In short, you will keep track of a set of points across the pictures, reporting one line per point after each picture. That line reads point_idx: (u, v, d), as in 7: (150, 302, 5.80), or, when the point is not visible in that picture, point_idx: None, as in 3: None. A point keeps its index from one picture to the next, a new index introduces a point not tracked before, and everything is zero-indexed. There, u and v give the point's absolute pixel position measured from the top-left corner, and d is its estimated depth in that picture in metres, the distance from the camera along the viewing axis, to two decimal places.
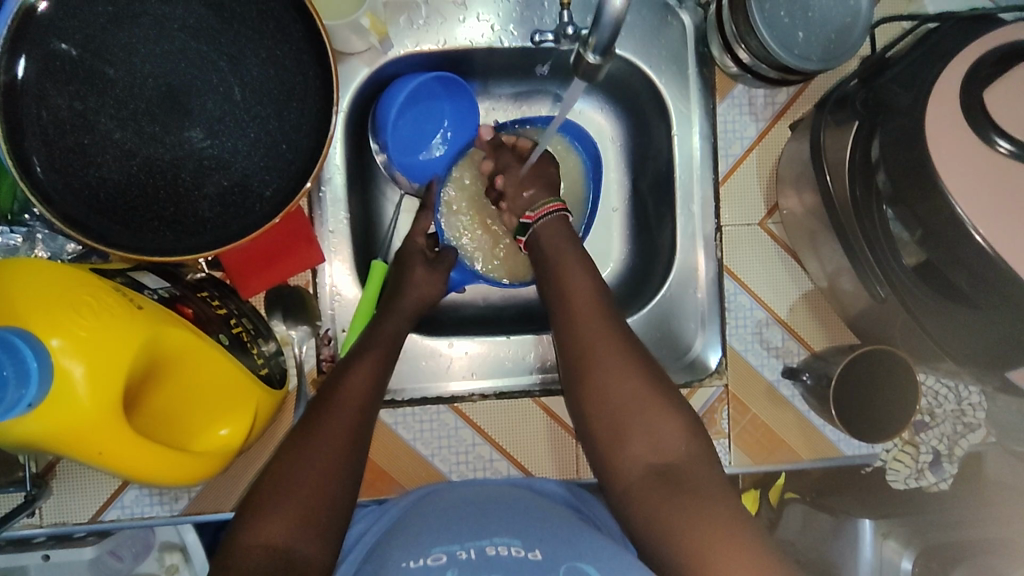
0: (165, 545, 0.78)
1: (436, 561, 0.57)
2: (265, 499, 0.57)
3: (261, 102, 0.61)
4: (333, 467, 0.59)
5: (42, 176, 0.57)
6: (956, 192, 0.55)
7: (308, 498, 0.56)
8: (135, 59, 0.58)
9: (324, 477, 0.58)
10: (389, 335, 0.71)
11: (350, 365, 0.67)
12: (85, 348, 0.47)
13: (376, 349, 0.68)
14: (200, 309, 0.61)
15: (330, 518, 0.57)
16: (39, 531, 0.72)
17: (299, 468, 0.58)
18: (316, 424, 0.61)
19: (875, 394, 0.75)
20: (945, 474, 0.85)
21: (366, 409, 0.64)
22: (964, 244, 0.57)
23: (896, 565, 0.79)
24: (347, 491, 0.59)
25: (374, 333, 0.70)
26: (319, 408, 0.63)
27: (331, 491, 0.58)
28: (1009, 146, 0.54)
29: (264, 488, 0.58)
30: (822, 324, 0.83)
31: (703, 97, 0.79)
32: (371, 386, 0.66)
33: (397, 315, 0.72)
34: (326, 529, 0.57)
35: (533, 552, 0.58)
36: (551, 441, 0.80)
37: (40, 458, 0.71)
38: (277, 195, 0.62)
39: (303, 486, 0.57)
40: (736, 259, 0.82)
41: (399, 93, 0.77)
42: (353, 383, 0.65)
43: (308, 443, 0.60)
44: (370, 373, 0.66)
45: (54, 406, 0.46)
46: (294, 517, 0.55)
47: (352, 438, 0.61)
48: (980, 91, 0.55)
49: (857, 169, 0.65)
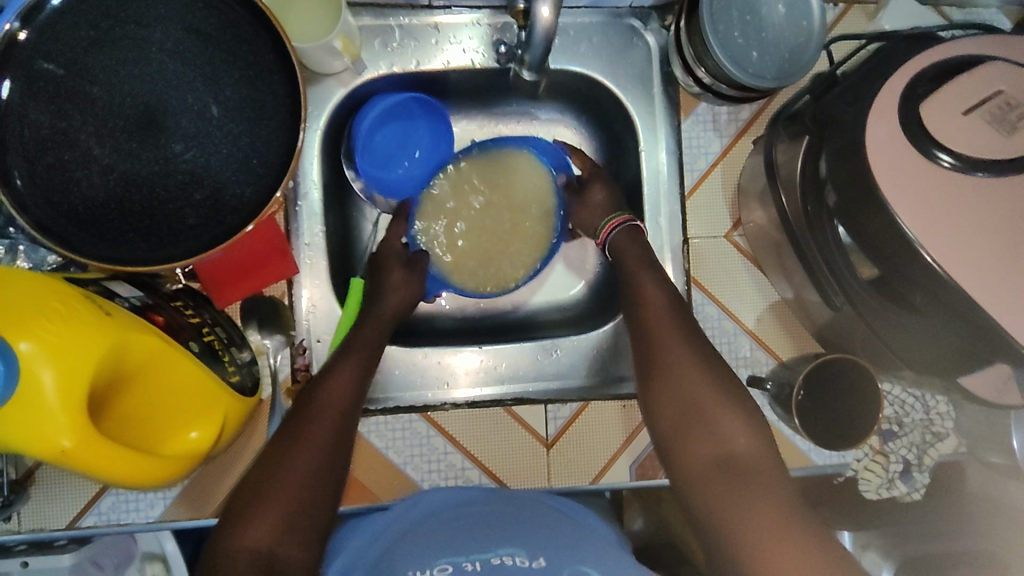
0: (147, 555, 0.76)
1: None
2: (250, 501, 0.57)
3: (234, 120, 0.64)
4: (319, 468, 0.60)
5: (23, 189, 0.60)
6: (896, 203, 0.57)
7: (292, 498, 0.57)
8: (115, 79, 0.61)
9: (308, 478, 0.59)
10: (371, 342, 0.72)
11: (331, 370, 0.68)
12: (52, 350, 0.49)
13: (358, 354, 0.70)
14: (172, 317, 0.63)
15: (315, 520, 0.59)
16: (18, 538, 0.74)
17: (284, 470, 0.59)
18: (301, 426, 0.63)
19: (854, 406, 0.74)
20: (917, 484, 0.85)
21: (348, 414, 0.66)
22: (907, 252, 0.58)
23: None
24: (329, 492, 0.60)
25: (356, 339, 0.72)
26: (303, 410, 0.64)
27: (315, 491, 0.59)
28: (950, 160, 0.56)
29: (248, 489, 0.59)
30: (788, 334, 0.84)
31: (667, 113, 0.83)
32: (353, 392, 0.67)
33: (375, 323, 0.74)
34: (307, 531, 0.58)
35: (538, 560, 0.62)
36: (522, 449, 0.81)
37: (19, 465, 0.73)
38: (245, 208, 0.64)
39: (287, 487, 0.58)
40: (703, 271, 0.84)
41: (366, 119, 0.80)
42: (336, 388, 0.67)
43: (292, 443, 0.61)
44: (352, 378, 0.68)
45: (20, 407, 0.48)
46: (279, 517, 0.56)
47: (333, 443, 0.63)
48: (916, 106, 0.57)
49: (810, 181, 0.67)
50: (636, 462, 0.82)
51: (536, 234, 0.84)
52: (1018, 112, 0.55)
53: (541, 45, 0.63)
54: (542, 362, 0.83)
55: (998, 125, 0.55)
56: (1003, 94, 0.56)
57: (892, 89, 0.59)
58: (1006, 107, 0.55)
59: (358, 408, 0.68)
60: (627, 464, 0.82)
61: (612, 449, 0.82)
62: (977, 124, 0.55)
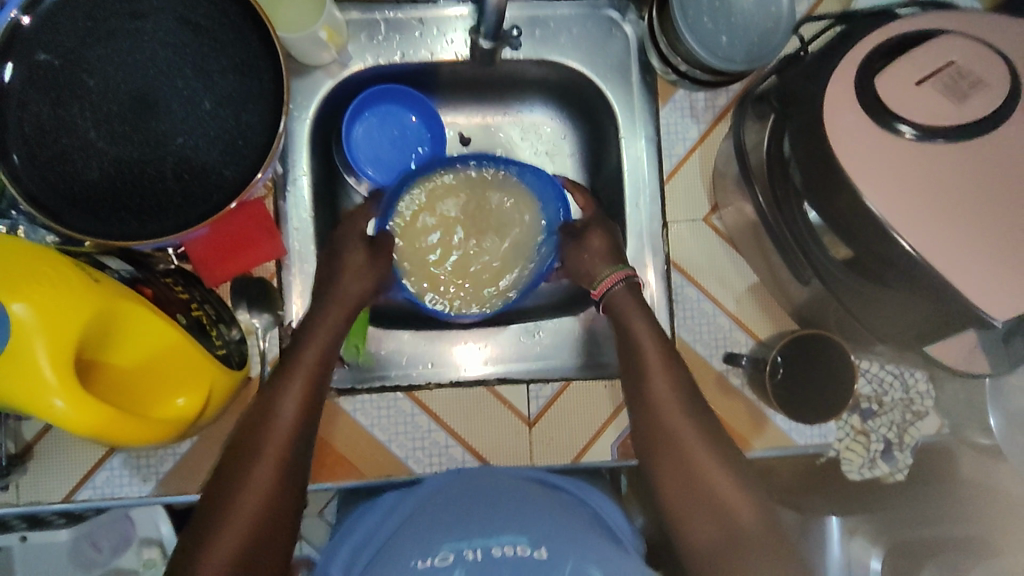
0: (142, 540, 0.82)
1: (444, 561, 0.57)
2: (205, 530, 0.58)
3: (221, 104, 0.67)
4: (273, 495, 0.61)
5: (20, 166, 0.63)
6: (855, 172, 0.58)
7: (247, 530, 0.58)
8: (109, 67, 0.65)
9: (263, 508, 0.60)
10: (320, 355, 0.70)
11: (293, 367, 0.69)
12: (41, 311, 0.52)
13: (306, 370, 0.68)
14: (160, 291, 0.66)
15: (276, 545, 0.60)
16: (16, 510, 0.77)
17: (239, 499, 0.60)
18: (252, 450, 0.62)
19: (826, 381, 0.77)
20: (899, 465, 0.86)
21: (298, 434, 0.65)
22: (866, 221, 0.59)
23: (864, 563, 0.81)
24: (287, 516, 0.62)
25: (304, 353, 0.70)
26: (253, 433, 0.63)
27: (274, 520, 0.60)
28: (913, 132, 0.57)
29: (202, 517, 0.59)
30: (767, 315, 0.86)
31: (645, 99, 0.85)
32: (304, 410, 0.66)
33: (327, 333, 0.72)
34: (265, 560, 0.59)
35: (539, 550, 0.58)
36: (504, 427, 0.83)
37: (18, 439, 0.77)
38: (229, 186, 0.67)
39: (242, 519, 0.59)
40: (682, 254, 0.86)
41: (359, 125, 0.86)
42: (302, 368, 0.69)
43: (245, 470, 0.61)
44: (301, 394, 0.67)
45: (11, 363, 0.51)
46: (235, 550, 0.57)
47: (287, 466, 0.63)
48: (872, 78, 0.59)
49: (777, 158, 0.69)
50: (616, 441, 0.84)
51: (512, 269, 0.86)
52: (968, 81, 0.57)
53: (494, 17, 0.68)
54: (522, 342, 0.86)
55: (950, 93, 0.57)
56: (954, 65, 0.58)
57: (850, 63, 0.61)
58: (958, 76, 0.57)
59: (311, 425, 0.67)
60: (608, 443, 0.83)
61: (594, 427, 0.84)
62: (929, 93, 0.57)
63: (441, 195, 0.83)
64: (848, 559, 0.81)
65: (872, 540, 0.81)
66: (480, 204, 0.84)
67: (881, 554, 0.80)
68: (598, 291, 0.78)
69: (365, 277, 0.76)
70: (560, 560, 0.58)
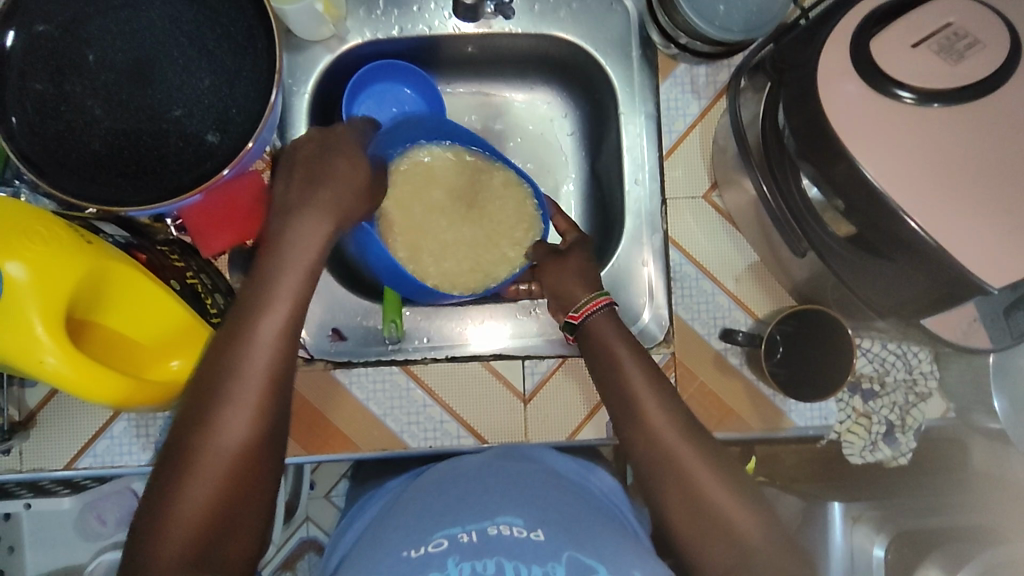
0: None
1: (437, 548, 0.55)
2: (171, 481, 0.54)
3: (216, 74, 0.68)
4: (250, 450, 0.56)
5: (18, 128, 0.64)
6: (849, 139, 0.57)
7: (219, 482, 0.54)
8: (107, 37, 0.66)
9: (237, 462, 0.55)
10: (297, 295, 0.61)
11: (265, 300, 0.60)
12: (35, 269, 0.52)
13: (285, 308, 0.59)
14: (154, 257, 0.68)
15: (255, 497, 0.57)
16: (19, 477, 0.79)
17: (207, 451, 0.55)
18: (220, 404, 0.55)
19: (817, 350, 0.78)
20: (903, 448, 0.85)
21: (275, 379, 0.58)
22: (861, 188, 0.58)
23: (867, 552, 0.72)
24: (266, 469, 0.58)
25: (278, 291, 0.60)
26: (221, 380, 0.56)
27: (249, 474, 0.56)
28: (912, 97, 0.56)
29: (169, 462, 0.55)
30: (766, 293, 0.85)
31: (645, 74, 0.84)
32: (278, 358, 0.58)
33: (305, 270, 0.62)
34: (242, 516, 0.56)
35: (536, 532, 0.56)
36: (499, 402, 0.83)
37: (22, 406, 0.78)
38: (223, 155, 0.67)
39: (213, 477, 0.54)
40: (680, 231, 0.85)
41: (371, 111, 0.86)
42: (274, 304, 0.59)
43: (212, 423, 0.55)
44: (275, 339, 0.58)
45: (5, 320, 0.51)
46: (203, 506, 0.54)
47: (264, 418, 0.57)
48: (868, 41, 0.58)
49: (773, 128, 0.68)
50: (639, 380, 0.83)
51: (503, 258, 0.85)
52: (966, 41, 0.56)
53: None
54: (517, 320, 0.86)
55: (946, 55, 0.56)
56: (952, 26, 0.57)
57: (847, 26, 0.59)
58: (954, 37, 0.56)
59: (288, 373, 0.59)
60: (604, 422, 0.83)
61: (589, 405, 0.83)
62: (927, 55, 0.56)
63: (428, 175, 0.84)
64: (850, 552, 0.72)
65: (876, 527, 0.73)
66: (475, 186, 0.84)
67: (887, 541, 0.71)
68: (577, 314, 0.73)
69: (346, 208, 0.66)
70: (557, 545, 0.55)
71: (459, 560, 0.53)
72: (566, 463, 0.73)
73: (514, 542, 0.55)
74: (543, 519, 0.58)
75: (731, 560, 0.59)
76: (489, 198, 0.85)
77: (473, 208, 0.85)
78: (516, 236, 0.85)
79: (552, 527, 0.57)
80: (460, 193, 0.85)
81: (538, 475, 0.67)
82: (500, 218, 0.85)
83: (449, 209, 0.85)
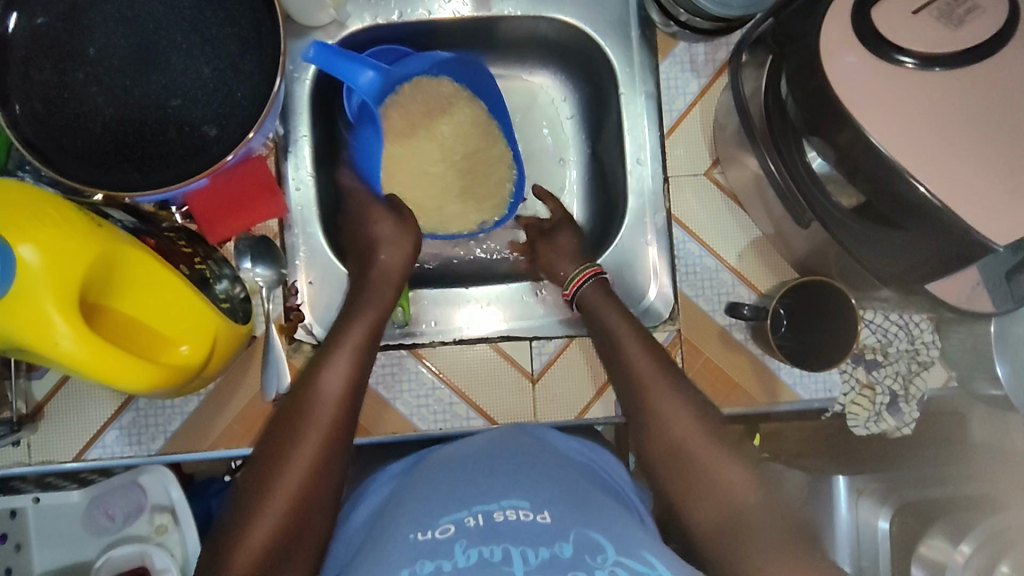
0: (155, 507, 0.82)
1: (443, 534, 0.55)
2: (257, 487, 0.60)
3: (221, 59, 0.68)
4: (326, 455, 0.62)
5: (21, 115, 0.64)
6: (854, 106, 0.58)
7: (298, 485, 0.60)
8: (110, 23, 0.66)
9: (322, 454, 0.62)
10: (373, 319, 0.73)
11: (349, 320, 0.73)
12: (43, 255, 0.52)
13: (364, 327, 0.72)
14: (162, 242, 0.68)
15: (324, 500, 0.61)
16: (28, 469, 0.78)
17: (290, 459, 0.61)
18: (302, 417, 0.64)
19: (818, 321, 0.79)
20: (906, 419, 0.85)
21: (348, 397, 0.67)
22: (867, 154, 0.59)
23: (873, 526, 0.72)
24: (336, 476, 0.63)
25: (359, 315, 0.73)
26: (299, 413, 0.64)
27: (323, 479, 0.62)
28: (912, 61, 0.57)
29: (255, 472, 0.61)
30: (769, 267, 0.86)
31: (644, 54, 0.85)
32: (357, 372, 0.69)
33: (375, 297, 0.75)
34: (318, 514, 0.61)
35: (543, 515, 0.56)
36: (507, 383, 0.83)
37: (29, 399, 0.78)
38: (230, 139, 0.67)
39: (294, 478, 0.60)
40: (683, 209, 0.86)
41: None
42: (356, 323, 0.72)
43: (296, 430, 0.63)
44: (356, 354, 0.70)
45: (17, 306, 0.51)
46: (285, 507, 0.59)
47: (338, 426, 0.64)
48: (870, 10, 0.58)
49: (776, 100, 0.68)
50: None
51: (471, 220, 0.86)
52: (965, 8, 0.57)
53: None
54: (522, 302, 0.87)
55: (945, 21, 0.57)
56: None
57: None
58: (954, 3, 0.57)
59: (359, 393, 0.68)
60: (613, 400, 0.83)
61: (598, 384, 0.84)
62: (927, 22, 0.57)
63: (439, 115, 0.83)
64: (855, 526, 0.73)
65: (880, 500, 0.73)
66: (478, 143, 0.84)
67: (891, 513, 0.71)
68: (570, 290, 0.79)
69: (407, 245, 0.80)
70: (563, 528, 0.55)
71: (467, 545, 0.54)
72: (576, 448, 0.72)
73: (520, 526, 0.55)
74: (551, 501, 0.58)
75: (744, 529, 0.60)
76: (483, 160, 0.85)
77: (467, 158, 0.84)
78: (495, 200, 0.86)
79: (558, 508, 0.57)
80: (463, 142, 0.84)
81: (546, 458, 0.67)
82: (487, 187, 0.86)
83: (444, 155, 0.84)
